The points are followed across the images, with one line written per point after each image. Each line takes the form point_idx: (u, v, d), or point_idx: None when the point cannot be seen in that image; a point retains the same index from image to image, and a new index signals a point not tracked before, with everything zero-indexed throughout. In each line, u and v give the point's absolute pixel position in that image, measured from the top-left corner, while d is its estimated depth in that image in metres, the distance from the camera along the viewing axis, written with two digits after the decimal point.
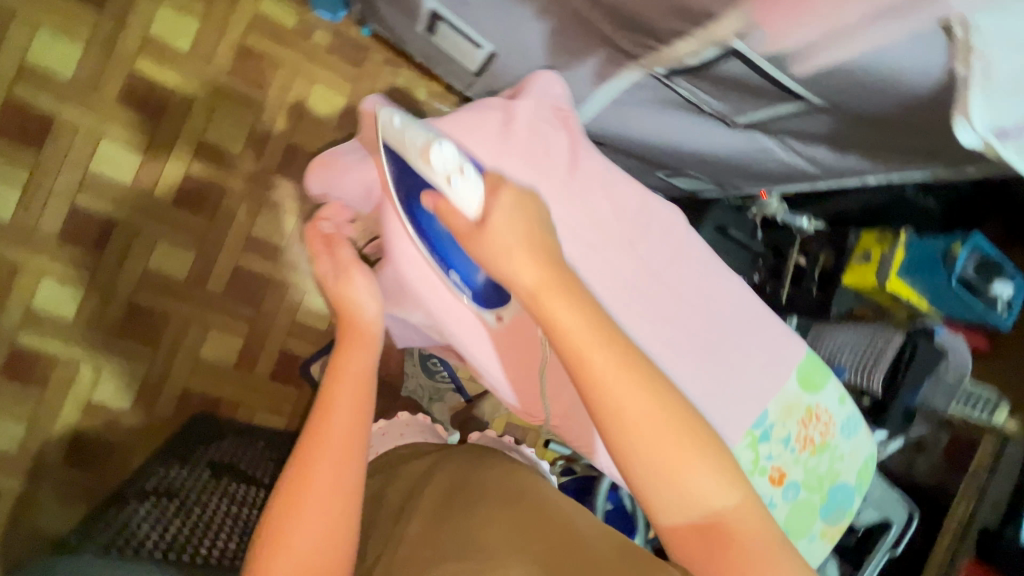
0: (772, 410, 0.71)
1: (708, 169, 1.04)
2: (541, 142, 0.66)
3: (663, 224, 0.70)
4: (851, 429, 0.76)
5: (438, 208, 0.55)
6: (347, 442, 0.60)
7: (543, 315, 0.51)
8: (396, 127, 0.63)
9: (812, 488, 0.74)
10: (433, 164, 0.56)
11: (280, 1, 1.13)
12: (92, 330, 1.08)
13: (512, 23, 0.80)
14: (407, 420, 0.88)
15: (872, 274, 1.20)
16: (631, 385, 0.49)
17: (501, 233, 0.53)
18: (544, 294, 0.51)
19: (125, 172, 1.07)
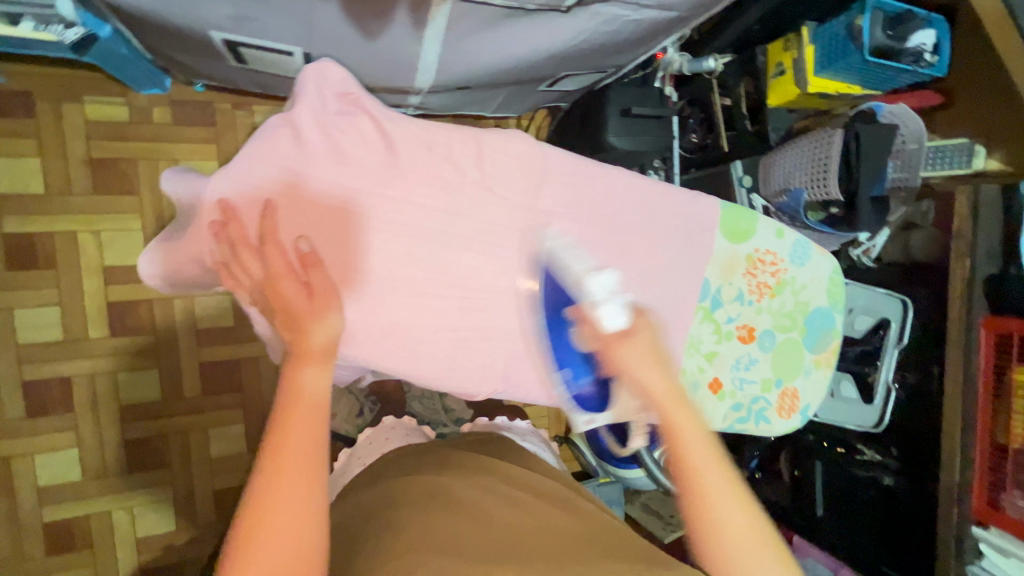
0: (712, 276, 0.78)
1: (584, 63, 1.00)
2: (343, 138, 0.64)
3: (515, 153, 0.71)
4: (803, 256, 0.80)
5: (584, 315, 0.63)
6: (309, 454, 0.47)
7: (669, 425, 0.56)
8: (557, 249, 0.70)
9: (786, 328, 0.81)
10: (591, 288, 0.65)
11: (103, 98, 1.08)
12: (106, 479, 1.11)
13: (302, 16, 0.74)
14: (391, 424, 0.81)
15: (791, 84, 1.16)
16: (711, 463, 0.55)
17: (634, 346, 0.59)
18: (674, 406, 0.56)
19: (53, 329, 1.07)
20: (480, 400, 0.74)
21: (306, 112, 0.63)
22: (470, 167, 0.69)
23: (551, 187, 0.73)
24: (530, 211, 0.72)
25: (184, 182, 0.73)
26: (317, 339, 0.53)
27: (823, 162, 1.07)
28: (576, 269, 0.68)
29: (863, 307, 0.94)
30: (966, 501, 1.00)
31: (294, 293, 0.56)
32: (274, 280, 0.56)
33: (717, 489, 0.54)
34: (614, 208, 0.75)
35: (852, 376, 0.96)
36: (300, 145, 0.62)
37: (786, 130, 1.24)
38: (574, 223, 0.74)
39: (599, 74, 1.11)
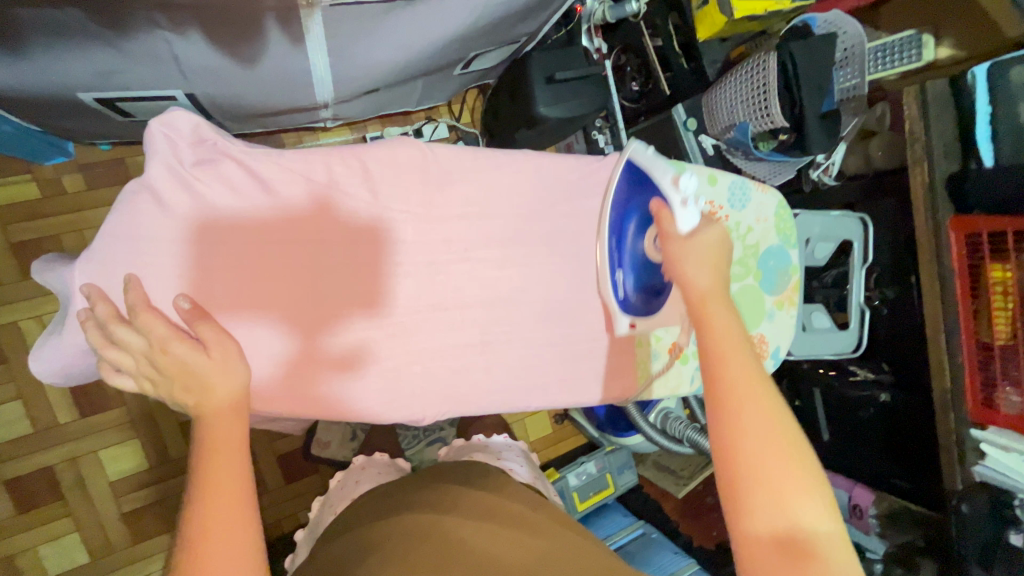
0: None
1: (492, 38, 0.93)
2: (212, 187, 0.58)
3: (412, 158, 0.65)
4: (742, 198, 0.78)
5: (662, 210, 0.66)
6: (234, 506, 0.47)
7: (703, 319, 0.57)
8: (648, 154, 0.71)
9: (740, 275, 0.79)
10: (680, 184, 0.70)
11: (7, 178, 1.02)
12: (115, 553, 1.11)
13: (167, 57, 0.68)
14: (362, 464, 0.85)
15: (716, 13, 1.07)
16: (737, 360, 0.53)
17: (702, 248, 0.62)
18: (712, 302, 0.58)
19: (19, 422, 1.05)
20: (428, 422, 0.71)
21: (159, 170, 0.56)
22: (360, 191, 0.64)
23: (455, 188, 0.68)
24: (439, 219, 0.68)
25: (51, 266, 0.64)
26: (222, 397, 0.52)
27: (762, 89, 1.02)
28: (661, 176, 0.71)
29: (820, 235, 0.90)
30: (960, 405, 0.98)
31: (186, 351, 0.52)
32: (155, 358, 0.52)
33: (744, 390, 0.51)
34: (528, 199, 0.72)
35: (823, 308, 0.94)
36: (165, 208, 0.57)
37: (722, 62, 1.18)
38: (495, 220, 0.71)
39: (512, 45, 1.05)
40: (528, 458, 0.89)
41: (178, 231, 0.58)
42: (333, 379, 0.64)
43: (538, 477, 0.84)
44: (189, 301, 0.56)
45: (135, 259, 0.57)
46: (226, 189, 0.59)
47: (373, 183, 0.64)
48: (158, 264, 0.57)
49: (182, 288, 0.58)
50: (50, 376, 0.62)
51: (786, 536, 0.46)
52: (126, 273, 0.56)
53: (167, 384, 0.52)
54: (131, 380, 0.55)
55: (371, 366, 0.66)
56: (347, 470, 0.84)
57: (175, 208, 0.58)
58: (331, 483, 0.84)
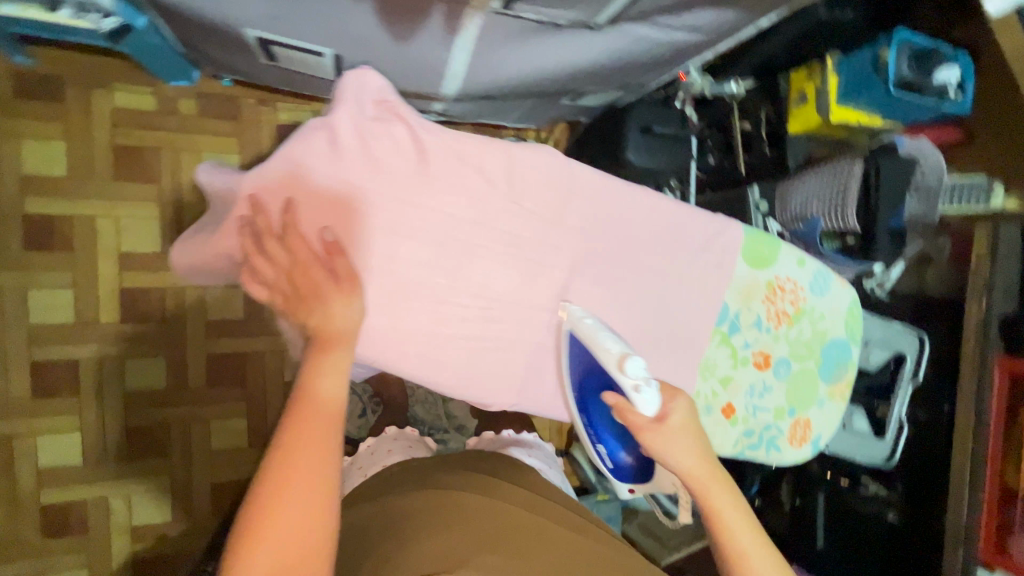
0: (731, 301, 0.76)
1: (609, 80, 1.00)
2: (379, 142, 0.64)
3: (544, 167, 0.69)
4: (824, 285, 0.78)
5: (621, 407, 0.60)
6: (322, 434, 0.51)
7: (707, 501, 0.56)
8: (588, 325, 0.70)
9: (802, 357, 0.79)
10: (626, 370, 0.62)
11: (132, 86, 1.09)
12: (105, 463, 1.11)
13: (336, 18, 0.76)
14: (394, 435, 0.92)
15: (813, 112, 1.16)
16: (758, 550, 0.54)
17: (681, 433, 0.59)
18: (713, 490, 0.57)
19: (65, 310, 1.07)
20: (494, 411, 0.73)
21: (342, 117, 0.62)
22: (497, 177, 0.68)
23: (577, 202, 0.71)
24: (550, 222, 0.71)
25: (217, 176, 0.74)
26: (337, 328, 0.57)
27: (842, 192, 1.08)
28: (611, 348, 0.66)
29: (880, 340, 0.92)
30: (972, 543, 0.99)
31: (323, 278, 0.58)
32: (301, 268, 0.58)
33: (753, 549, 0.54)
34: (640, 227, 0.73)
35: (863, 410, 0.95)
36: (332, 151, 0.62)
37: (805, 157, 1.25)
38: (598, 240, 0.73)
39: (624, 92, 1.12)
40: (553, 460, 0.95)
41: (335, 171, 0.63)
42: (423, 327, 0.67)
43: (562, 482, 0.88)
44: (331, 235, 0.60)
45: (297, 185, 0.62)
46: (389, 146, 0.64)
47: (507, 180, 0.69)
48: (311, 192, 0.62)
49: (326, 223, 0.63)
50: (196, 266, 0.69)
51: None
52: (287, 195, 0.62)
53: (297, 303, 0.57)
54: (264, 292, 0.60)
55: (459, 339, 0.69)
56: (379, 438, 0.92)
57: (340, 151, 0.63)
58: (360, 448, 0.92)
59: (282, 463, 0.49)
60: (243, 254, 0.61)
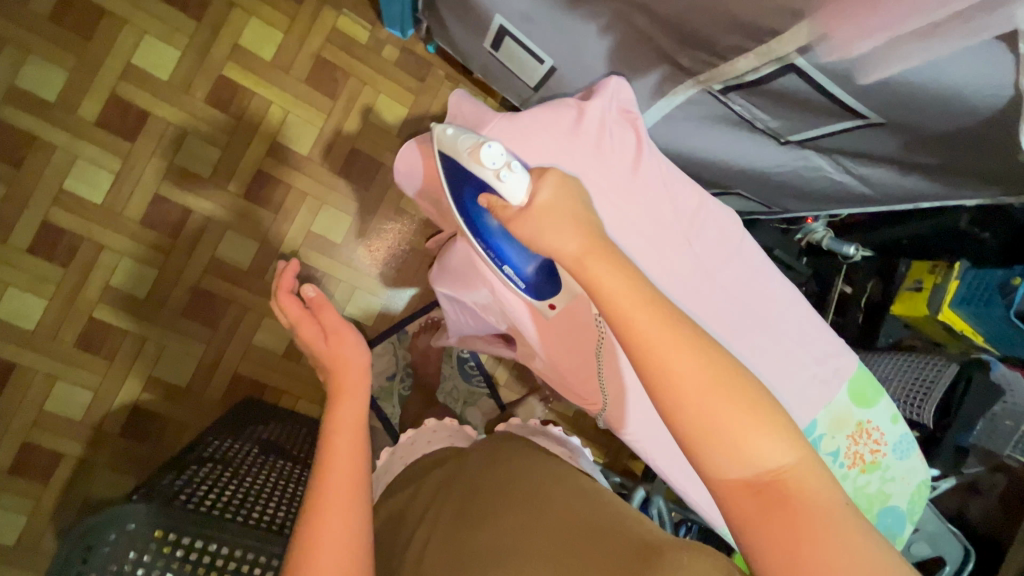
0: (822, 421, 0.73)
1: (761, 190, 1.06)
2: (607, 140, 0.71)
3: (718, 226, 0.76)
4: (906, 450, 0.76)
5: (492, 198, 0.60)
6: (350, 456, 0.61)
7: (588, 279, 0.52)
8: (449, 136, 0.67)
9: (858, 507, 0.76)
10: (483, 161, 0.61)
11: (356, 18, 1.22)
12: (160, 309, 1.15)
13: (578, 39, 0.86)
14: (433, 428, 0.93)
15: (923, 304, 1.17)
16: (668, 342, 0.47)
17: (545, 211, 0.57)
18: (593, 257, 0.53)
19: (205, 165, 1.16)
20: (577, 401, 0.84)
21: (595, 109, 0.70)
22: (682, 220, 0.74)
23: (733, 269, 0.75)
24: (703, 272, 0.73)
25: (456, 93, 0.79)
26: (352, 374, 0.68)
27: (927, 385, 1.09)
28: (468, 145, 0.64)
29: (928, 534, 0.87)
30: None
31: (313, 334, 0.74)
32: (301, 322, 0.75)
33: (655, 335, 0.48)
34: (780, 319, 0.75)
35: None
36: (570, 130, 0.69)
37: (894, 340, 1.26)
38: (734, 306, 0.74)
39: (761, 208, 1.18)
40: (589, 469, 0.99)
41: (565, 140, 0.69)
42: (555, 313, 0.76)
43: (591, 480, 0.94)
44: (313, 292, 0.78)
45: (524, 140, 0.69)
46: (613, 149, 0.71)
47: (682, 223, 0.74)
48: (531, 150, 0.68)
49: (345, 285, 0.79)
50: (405, 175, 0.83)
51: (756, 480, 0.45)
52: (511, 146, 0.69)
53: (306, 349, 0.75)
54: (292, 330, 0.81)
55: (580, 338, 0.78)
56: (419, 430, 0.92)
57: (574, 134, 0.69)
58: (401, 438, 0.93)
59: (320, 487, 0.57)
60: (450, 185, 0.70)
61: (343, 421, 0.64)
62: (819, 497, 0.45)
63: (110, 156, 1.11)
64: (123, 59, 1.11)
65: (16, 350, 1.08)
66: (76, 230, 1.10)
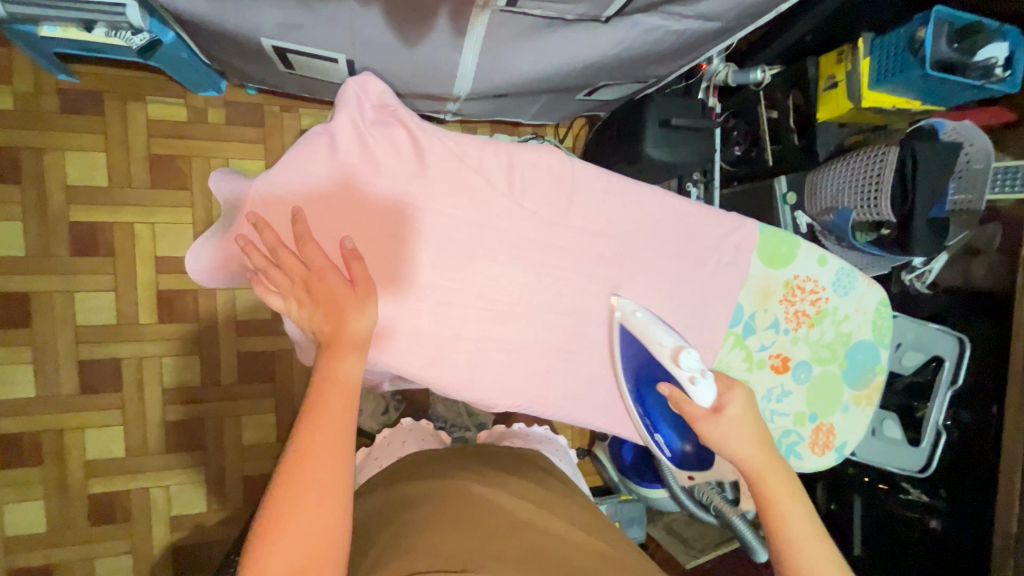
0: (745, 301, 0.80)
1: (623, 73, 0.97)
2: (376, 145, 0.69)
3: (532, 168, 0.73)
4: (847, 286, 0.81)
5: (679, 395, 0.66)
6: (336, 438, 0.56)
7: (761, 490, 0.61)
8: (639, 318, 0.76)
9: (825, 360, 0.82)
10: (681, 364, 0.69)
11: (165, 99, 1.15)
12: (146, 456, 1.17)
13: (347, 23, 0.77)
14: (408, 428, 0.97)
15: (844, 98, 1.08)
16: (814, 545, 0.57)
17: (733, 423, 0.64)
18: (766, 473, 0.61)
19: (107, 311, 1.14)
20: (498, 411, 0.77)
21: (346, 124, 0.69)
22: (499, 179, 0.73)
23: (580, 204, 0.75)
24: (548, 222, 0.75)
25: (220, 182, 0.80)
26: (341, 378, 0.60)
27: (874, 180, 1.01)
28: (665, 342, 0.73)
29: (913, 342, 0.98)
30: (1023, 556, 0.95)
31: (336, 284, 0.63)
32: (317, 274, 0.63)
33: (803, 536, 0.58)
34: (638, 227, 0.77)
35: (895, 418, 1.00)
36: (336, 155, 0.69)
37: (837, 145, 1.14)
38: (597, 240, 0.76)
39: (641, 85, 1.09)
40: (565, 453, 1.00)
41: (336, 175, 0.69)
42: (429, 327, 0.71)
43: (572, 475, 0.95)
44: (349, 243, 0.65)
45: (302, 189, 0.69)
46: (392, 147, 0.70)
47: (499, 184, 0.73)
48: (312, 197, 0.69)
49: (337, 233, 0.69)
50: (198, 275, 0.79)
51: None
52: (292, 207, 0.68)
53: (311, 308, 0.63)
54: (280, 302, 0.64)
55: (469, 341, 0.73)
56: (394, 429, 0.97)
57: (342, 156, 0.69)
58: (377, 439, 0.98)
59: (295, 459, 0.55)
60: (253, 264, 0.65)
61: (337, 380, 0.59)
62: None
63: (18, 347, 1.11)
64: None
65: (45, 551, 1.13)
66: (30, 428, 1.12)
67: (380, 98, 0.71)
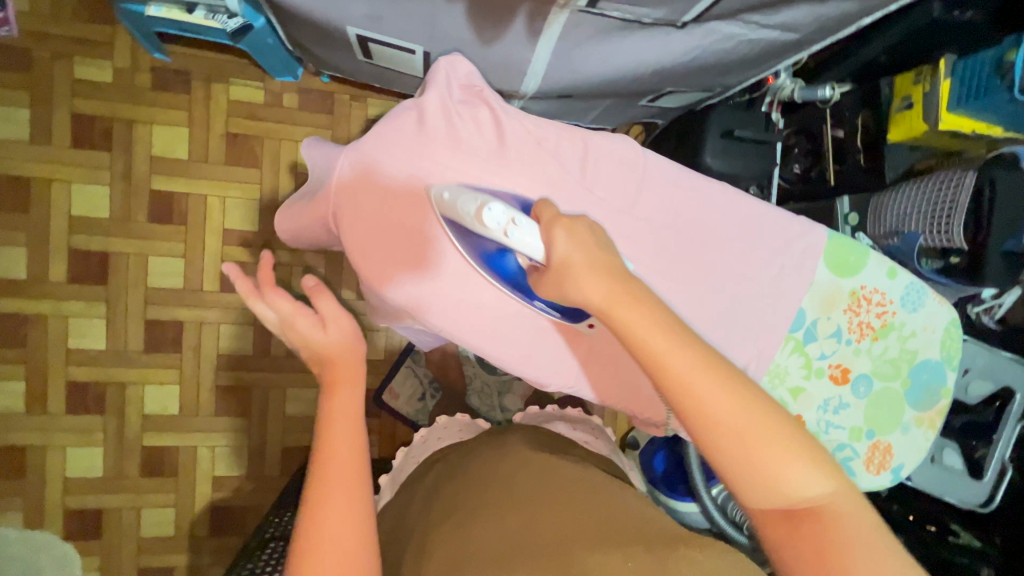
0: (809, 306, 0.79)
1: (691, 80, 0.97)
2: (458, 124, 0.73)
3: (610, 157, 0.77)
4: (916, 302, 0.80)
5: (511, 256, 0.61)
6: (347, 471, 0.61)
7: (618, 326, 0.54)
8: (446, 198, 0.68)
9: (887, 376, 0.81)
10: (487, 224, 0.60)
11: (245, 81, 1.22)
12: (197, 416, 1.24)
13: (431, 18, 0.80)
14: (445, 423, 0.98)
15: (919, 119, 1.05)
16: (706, 376, 0.52)
17: (570, 265, 0.57)
18: (619, 306, 0.55)
19: (176, 276, 1.21)
20: (549, 389, 0.82)
21: (434, 101, 0.73)
22: (572, 165, 0.76)
23: (649, 195, 0.77)
24: (617, 211, 0.76)
25: (314, 147, 0.87)
26: (343, 408, 0.64)
27: (947, 205, 0.97)
28: (469, 207, 0.64)
29: (982, 370, 0.94)
30: None
31: (308, 327, 0.66)
32: (290, 318, 0.67)
33: (684, 369, 0.52)
34: (705, 222, 0.78)
35: (956, 446, 0.95)
36: (418, 130, 0.72)
37: (906, 168, 1.13)
38: (665, 232, 0.77)
39: (708, 95, 1.08)
40: (601, 431, 1.00)
41: (418, 148, 0.72)
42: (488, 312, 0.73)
43: (611, 451, 0.95)
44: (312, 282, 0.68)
45: (371, 163, 0.72)
46: (476, 126, 0.74)
47: (572, 169, 0.76)
48: (359, 190, 0.72)
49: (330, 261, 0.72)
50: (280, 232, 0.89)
51: (790, 509, 0.51)
52: (352, 191, 0.72)
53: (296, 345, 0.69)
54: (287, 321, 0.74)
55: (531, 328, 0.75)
56: (431, 428, 0.98)
57: (426, 130, 0.73)
58: (415, 437, 0.98)
59: (315, 509, 0.58)
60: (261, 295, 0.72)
61: (337, 415, 0.64)
62: (853, 535, 0.51)
63: (94, 303, 1.19)
64: (65, 213, 1.17)
65: (98, 496, 1.21)
66: (97, 378, 1.19)
67: (468, 78, 0.75)
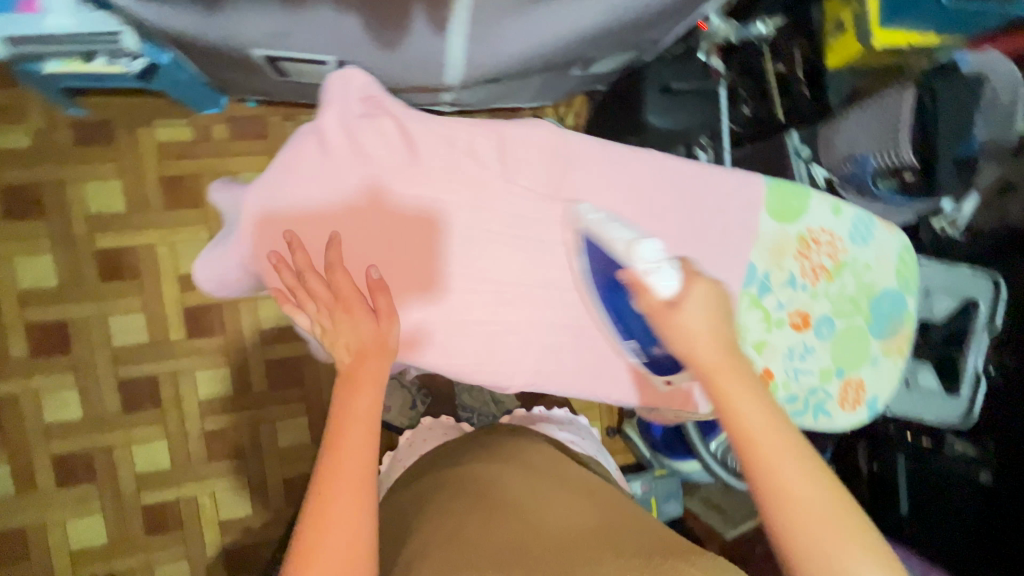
0: (758, 259, 0.79)
1: (614, 42, 0.95)
2: (361, 138, 0.69)
3: (531, 145, 0.76)
4: (865, 235, 0.81)
5: (635, 283, 0.62)
6: (357, 487, 0.57)
7: (712, 384, 0.58)
8: (597, 220, 0.74)
9: (847, 313, 0.81)
10: (638, 254, 0.65)
11: (170, 121, 1.18)
12: (190, 466, 1.22)
13: (328, 28, 0.77)
14: (429, 426, 0.97)
15: (853, 41, 1.05)
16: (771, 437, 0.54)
17: (691, 313, 0.60)
18: (722, 371, 0.58)
19: (140, 331, 1.19)
20: (512, 392, 0.78)
21: (331, 119, 0.68)
22: (492, 160, 0.74)
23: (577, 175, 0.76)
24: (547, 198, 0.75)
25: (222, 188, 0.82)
26: (363, 413, 0.61)
27: (893, 122, 0.95)
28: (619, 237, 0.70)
29: (945, 287, 0.94)
30: None
31: (363, 316, 0.65)
32: (345, 301, 0.65)
33: (754, 422, 0.55)
34: (638, 192, 0.77)
35: (931, 368, 0.95)
36: (321, 150, 0.68)
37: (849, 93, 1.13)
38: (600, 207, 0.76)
39: (637, 54, 1.06)
40: (586, 432, 1.00)
41: (328, 168, 0.68)
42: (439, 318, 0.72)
43: (598, 452, 0.95)
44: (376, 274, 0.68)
45: (294, 195, 0.68)
46: (382, 138, 0.70)
47: (494, 163, 0.74)
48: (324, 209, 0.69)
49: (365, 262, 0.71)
50: (197, 280, 0.76)
51: None
52: (285, 222, 0.68)
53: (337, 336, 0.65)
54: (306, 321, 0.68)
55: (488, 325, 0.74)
56: (415, 429, 0.97)
57: (330, 148, 0.68)
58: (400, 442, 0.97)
59: (314, 530, 0.55)
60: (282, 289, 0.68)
61: (352, 420, 0.60)
62: None
63: (63, 373, 1.16)
64: (12, 289, 1.14)
65: (107, 562, 1.20)
66: (81, 448, 1.18)
67: (366, 88, 0.72)
